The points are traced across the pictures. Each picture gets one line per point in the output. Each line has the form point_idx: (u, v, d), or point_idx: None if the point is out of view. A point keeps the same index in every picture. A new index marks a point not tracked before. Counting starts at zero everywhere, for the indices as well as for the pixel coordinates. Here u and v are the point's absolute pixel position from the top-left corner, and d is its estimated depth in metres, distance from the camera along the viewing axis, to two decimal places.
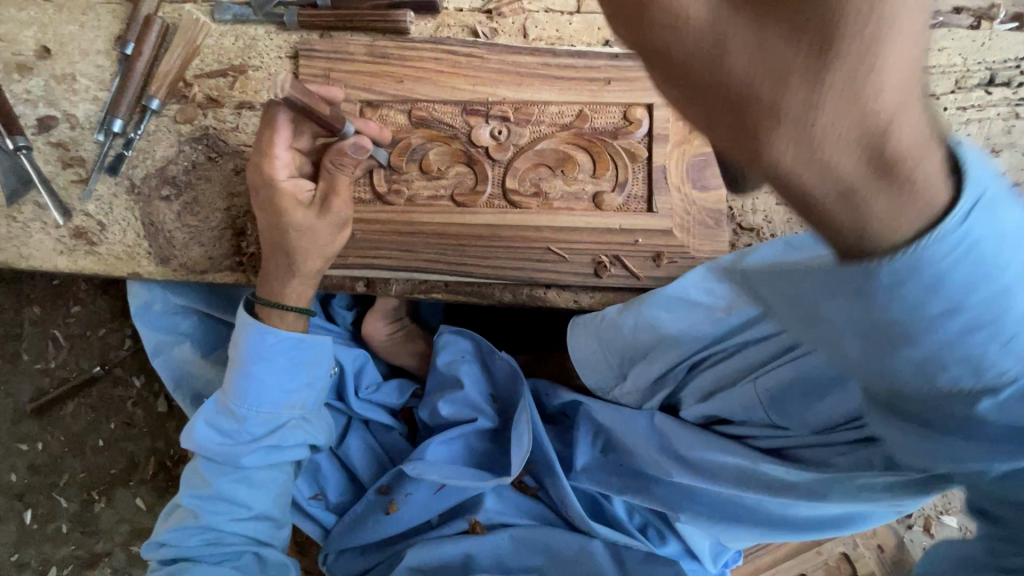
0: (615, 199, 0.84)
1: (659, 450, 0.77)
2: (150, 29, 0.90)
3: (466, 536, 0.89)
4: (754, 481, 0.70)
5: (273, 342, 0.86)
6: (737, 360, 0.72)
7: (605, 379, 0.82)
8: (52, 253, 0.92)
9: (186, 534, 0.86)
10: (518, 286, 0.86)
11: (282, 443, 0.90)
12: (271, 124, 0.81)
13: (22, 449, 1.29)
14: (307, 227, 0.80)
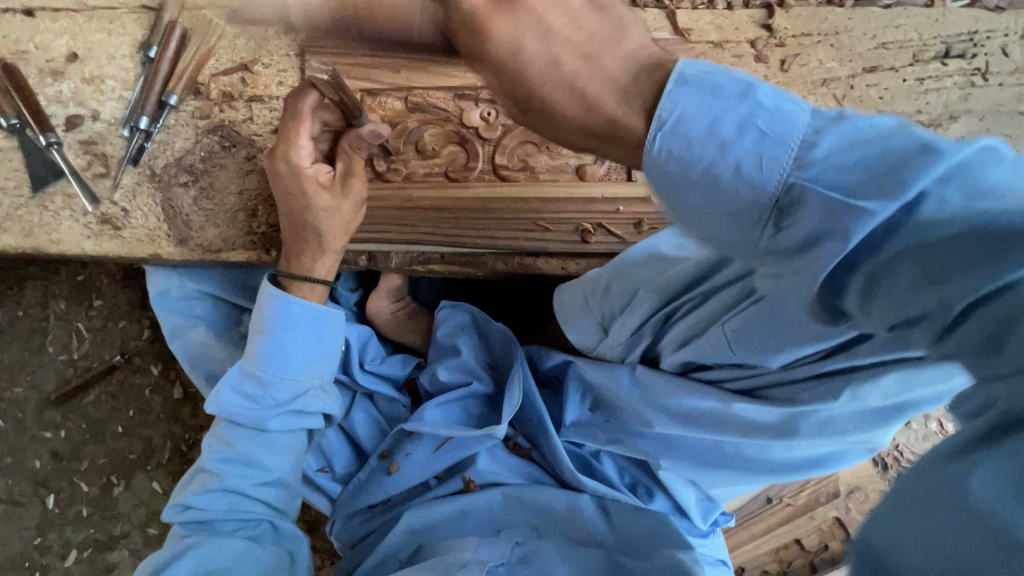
0: (597, 170, 0.90)
1: (641, 400, 0.86)
2: (171, 36, 0.99)
3: (462, 494, 0.98)
4: (728, 422, 0.78)
5: (299, 311, 0.91)
6: (704, 308, 0.77)
7: (590, 335, 0.92)
8: (81, 239, 1.01)
9: (211, 498, 0.89)
10: (509, 255, 0.92)
11: (304, 409, 0.95)
12: (296, 117, 0.85)
13: (46, 437, 1.35)
14: (332, 208, 0.87)
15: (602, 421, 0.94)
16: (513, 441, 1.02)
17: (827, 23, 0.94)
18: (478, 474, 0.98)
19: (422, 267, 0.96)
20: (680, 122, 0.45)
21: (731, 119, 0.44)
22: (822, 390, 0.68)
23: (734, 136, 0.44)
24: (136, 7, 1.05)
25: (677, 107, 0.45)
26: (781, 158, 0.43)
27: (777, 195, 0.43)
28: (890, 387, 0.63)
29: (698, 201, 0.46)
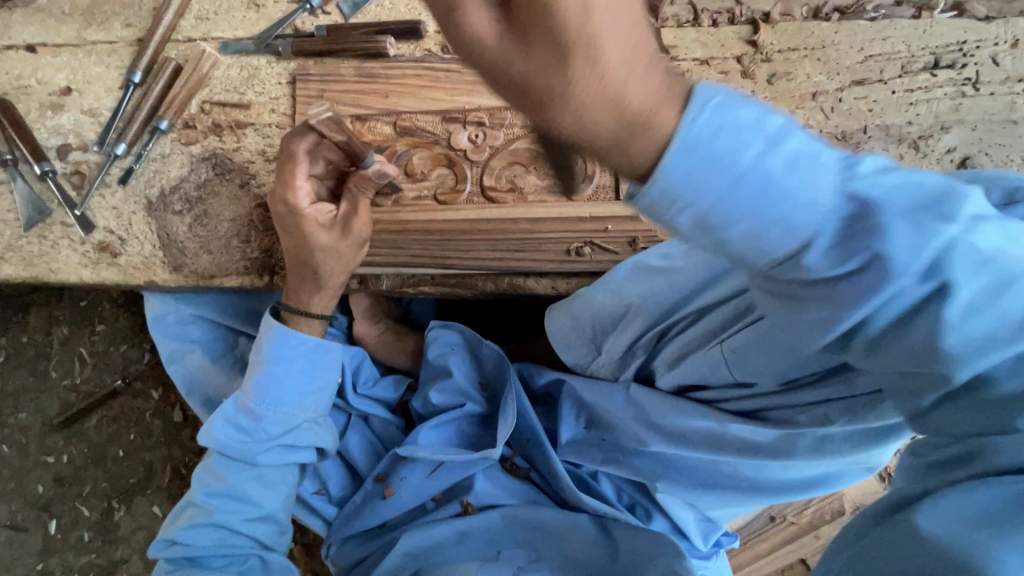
0: (586, 189, 0.90)
1: (636, 420, 0.85)
2: (164, 70, 1.02)
3: (459, 517, 0.97)
4: (724, 442, 0.77)
5: (296, 344, 0.92)
6: (700, 324, 0.78)
7: (583, 355, 0.92)
8: (78, 267, 1.02)
9: (202, 532, 0.88)
10: (499, 275, 0.92)
11: (297, 442, 0.95)
12: (292, 158, 0.85)
13: (48, 462, 1.36)
14: (331, 248, 0.86)
15: (598, 439, 0.93)
16: (511, 462, 1.00)
17: (813, 37, 0.93)
18: (475, 495, 0.97)
19: (413, 289, 0.97)
20: (720, 138, 0.40)
21: (763, 144, 0.41)
22: (818, 414, 0.67)
23: (773, 158, 0.41)
24: (133, 40, 1.08)
25: (705, 123, 0.40)
26: (827, 181, 0.42)
27: (826, 220, 0.42)
28: (888, 411, 0.61)
29: (746, 228, 0.42)
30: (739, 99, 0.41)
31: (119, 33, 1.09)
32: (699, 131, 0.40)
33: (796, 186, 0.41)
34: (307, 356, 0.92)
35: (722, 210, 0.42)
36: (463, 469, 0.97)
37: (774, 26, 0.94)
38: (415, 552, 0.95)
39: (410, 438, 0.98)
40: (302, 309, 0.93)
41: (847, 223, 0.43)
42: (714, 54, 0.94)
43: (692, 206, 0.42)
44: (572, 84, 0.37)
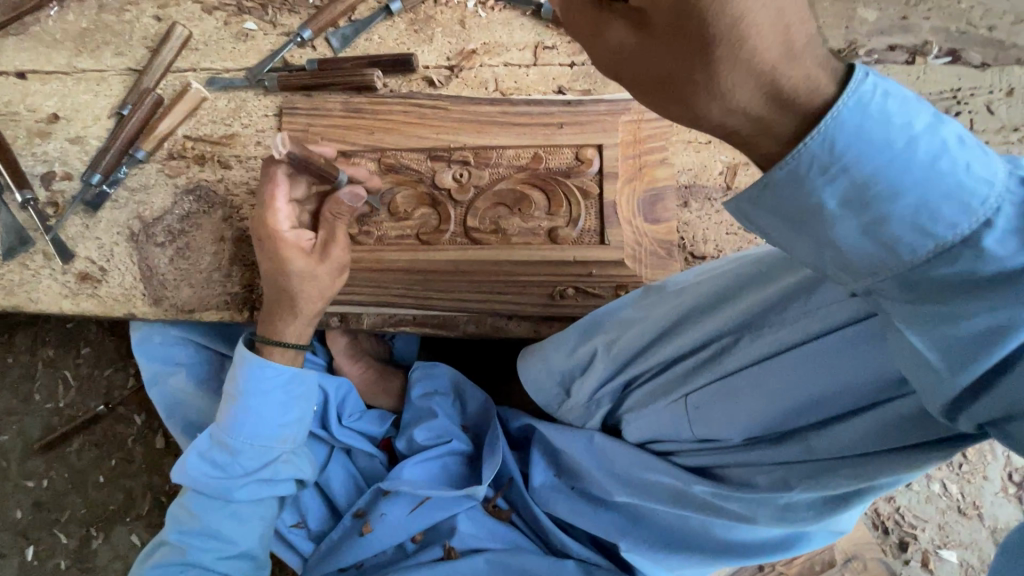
0: (570, 233, 0.88)
1: (599, 472, 0.82)
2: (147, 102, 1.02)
3: (441, 562, 0.92)
4: (684, 499, 0.75)
5: (270, 374, 0.87)
6: (666, 373, 0.75)
7: (553, 398, 0.87)
8: (59, 297, 1.01)
9: (171, 573, 0.82)
10: (481, 317, 0.90)
11: (275, 476, 0.89)
12: (271, 180, 0.85)
13: (28, 486, 1.35)
14: (309, 273, 0.84)
15: (566, 487, 0.90)
16: (493, 503, 0.98)
17: None
18: (458, 538, 0.93)
19: (393, 328, 0.94)
20: (874, 126, 0.40)
21: (923, 131, 0.40)
22: (778, 475, 0.67)
23: (912, 159, 0.39)
24: (122, 70, 1.08)
25: (869, 91, 0.40)
26: (962, 174, 0.39)
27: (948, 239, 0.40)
28: (837, 487, 0.62)
29: (853, 233, 0.42)
30: (890, 102, 0.40)
31: (109, 61, 1.09)
32: (828, 173, 0.41)
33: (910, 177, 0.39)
34: (284, 385, 0.88)
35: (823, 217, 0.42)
36: (446, 508, 0.94)
37: None
38: None
39: (394, 472, 0.96)
40: (277, 339, 0.89)
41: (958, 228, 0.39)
42: None
43: (784, 207, 0.44)
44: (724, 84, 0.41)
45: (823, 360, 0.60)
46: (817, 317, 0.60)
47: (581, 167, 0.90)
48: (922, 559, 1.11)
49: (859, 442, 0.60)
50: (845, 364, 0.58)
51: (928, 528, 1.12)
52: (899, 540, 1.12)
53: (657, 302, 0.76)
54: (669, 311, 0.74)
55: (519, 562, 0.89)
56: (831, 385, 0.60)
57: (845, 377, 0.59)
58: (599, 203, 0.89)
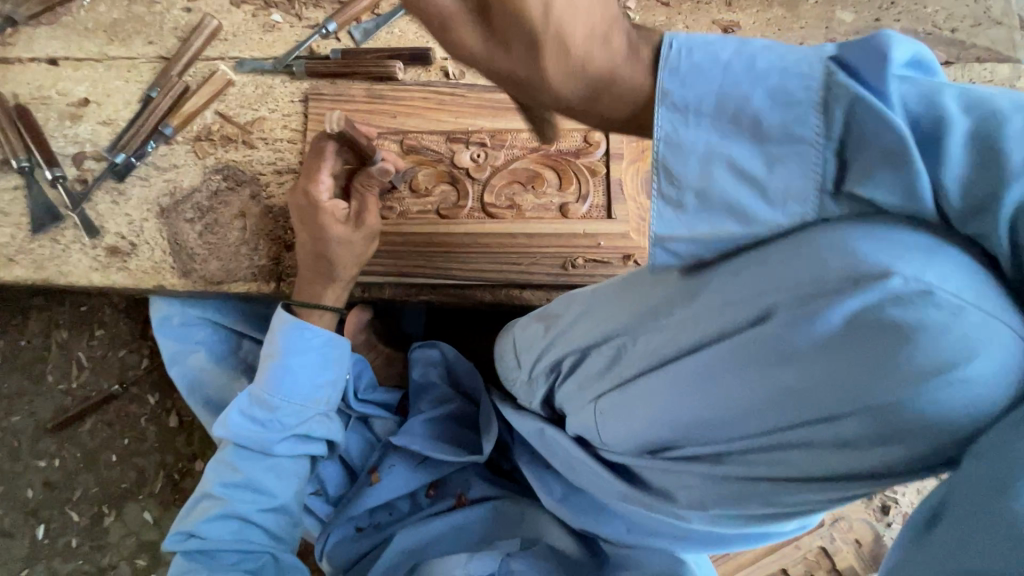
0: (580, 208, 0.96)
1: (556, 458, 0.88)
2: (177, 91, 1.08)
3: (454, 509, 1.00)
4: (626, 493, 0.76)
5: (310, 338, 0.95)
6: (581, 370, 0.74)
7: (507, 371, 0.94)
8: (88, 270, 1.06)
9: (220, 524, 0.89)
10: (497, 287, 0.97)
11: (310, 434, 0.96)
12: (320, 154, 0.93)
13: (40, 466, 1.37)
14: (346, 240, 0.92)
15: (542, 464, 0.96)
16: (496, 463, 1.08)
17: None
18: (472, 489, 1.01)
19: (415, 299, 1.01)
20: (694, 72, 0.45)
21: (748, 77, 0.44)
22: (698, 484, 0.66)
23: (749, 94, 0.43)
24: (153, 58, 1.14)
25: (678, 52, 0.45)
26: (797, 99, 0.42)
27: (819, 144, 0.43)
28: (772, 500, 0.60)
29: (769, 177, 0.44)
30: (703, 50, 0.45)
31: (140, 50, 1.15)
32: (696, 131, 0.45)
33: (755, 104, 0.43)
34: (323, 349, 0.95)
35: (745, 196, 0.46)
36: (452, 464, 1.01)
37: None
38: (411, 549, 0.97)
39: (403, 429, 1.03)
40: (316, 303, 0.96)
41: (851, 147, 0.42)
42: None
43: (699, 221, 0.48)
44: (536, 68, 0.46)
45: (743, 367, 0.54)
46: (703, 326, 0.57)
47: (588, 149, 0.98)
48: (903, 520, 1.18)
49: (816, 458, 0.54)
50: (787, 370, 0.51)
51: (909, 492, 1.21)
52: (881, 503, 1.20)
53: (584, 301, 0.75)
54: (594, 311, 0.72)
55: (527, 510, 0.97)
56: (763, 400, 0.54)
57: (776, 394, 0.53)
58: (605, 182, 0.97)
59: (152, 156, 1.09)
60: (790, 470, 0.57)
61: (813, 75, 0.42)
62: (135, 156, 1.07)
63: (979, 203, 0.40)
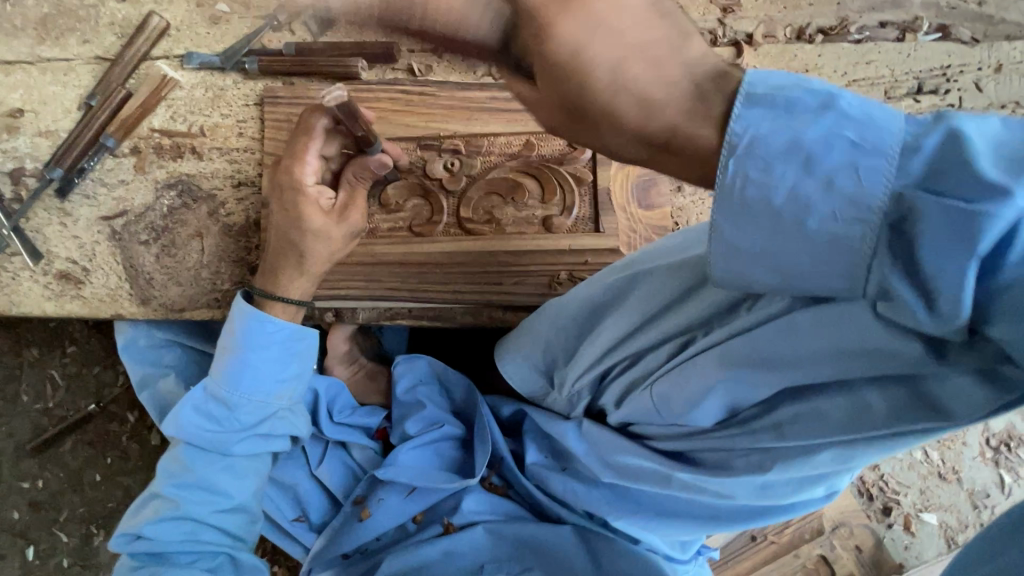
0: (565, 222, 0.88)
1: (589, 457, 0.80)
2: (114, 99, 0.97)
3: (442, 537, 0.92)
4: (670, 480, 0.72)
5: (268, 330, 0.87)
6: (638, 366, 0.72)
7: (537, 387, 0.86)
8: (41, 300, 0.99)
9: (169, 526, 0.84)
10: (478, 309, 0.90)
11: (271, 432, 0.90)
12: (308, 131, 0.84)
13: (24, 487, 1.33)
14: (325, 232, 0.84)
15: (557, 466, 0.90)
16: (488, 480, 0.97)
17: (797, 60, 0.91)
18: (459, 516, 0.93)
19: (390, 322, 0.93)
20: (751, 153, 0.41)
21: (800, 164, 0.40)
22: (755, 460, 0.65)
23: (810, 181, 0.40)
24: (90, 58, 1.03)
25: (749, 113, 0.41)
26: (877, 183, 0.39)
27: (879, 226, 0.40)
28: (825, 461, 0.60)
29: (801, 252, 0.42)
30: (778, 119, 0.41)
31: (76, 50, 1.03)
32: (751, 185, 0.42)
33: (823, 194, 0.40)
34: (280, 342, 0.87)
35: (767, 244, 0.43)
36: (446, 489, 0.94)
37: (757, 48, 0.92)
38: None
39: (389, 461, 0.94)
40: (281, 294, 0.88)
41: (907, 229, 0.39)
42: None
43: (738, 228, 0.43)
44: (613, 110, 0.42)
45: (818, 331, 0.54)
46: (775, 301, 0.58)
47: (574, 154, 0.88)
48: (905, 522, 1.16)
49: (878, 420, 0.54)
50: (846, 323, 0.52)
51: (911, 493, 1.18)
52: (883, 506, 1.17)
53: (637, 286, 0.72)
54: (655, 287, 0.70)
55: (521, 533, 0.91)
56: (834, 360, 0.55)
57: (846, 356, 0.54)
58: (592, 190, 0.88)
59: (97, 171, 1.00)
60: (852, 431, 0.56)
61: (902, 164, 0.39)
62: (75, 172, 0.98)
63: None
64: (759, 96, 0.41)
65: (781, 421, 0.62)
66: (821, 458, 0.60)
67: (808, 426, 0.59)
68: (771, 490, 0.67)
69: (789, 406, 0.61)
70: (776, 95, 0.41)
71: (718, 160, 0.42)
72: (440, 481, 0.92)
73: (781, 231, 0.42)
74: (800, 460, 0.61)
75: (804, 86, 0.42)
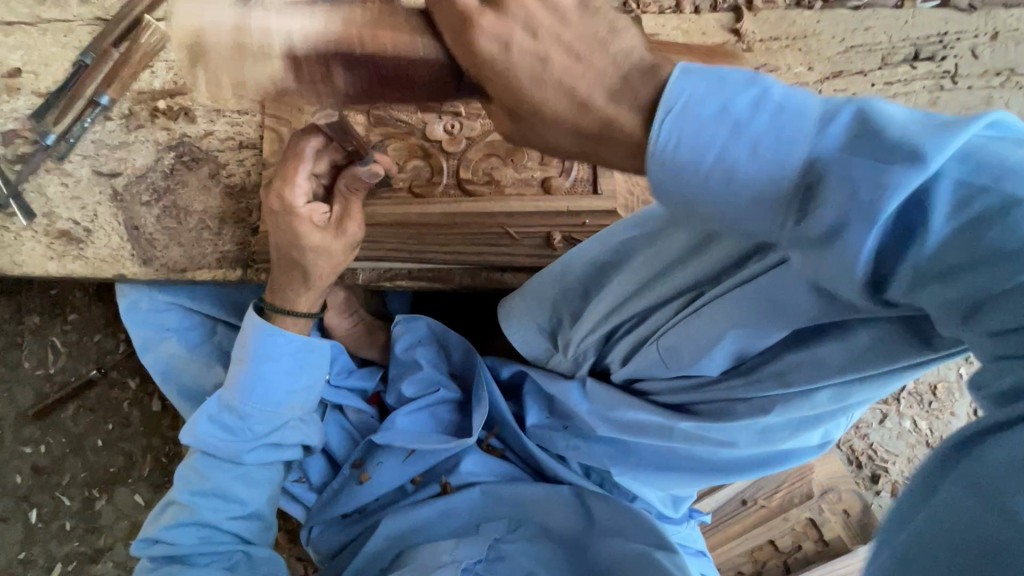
0: (563, 183, 0.89)
1: (591, 415, 0.82)
2: (105, 60, 0.98)
3: (439, 498, 0.95)
4: (672, 433, 0.75)
5: (280, 343, 0.89)
6: (645, 324, 0.74)
7: (541, 349, 0.88)
8: (43, 260, 1.00)
9: (185, 531, 0.86)
10: (476, 270, 0.93)
11: (283, 441, 0.92)
12: (297, 155, 0.81)
13: (26, 452, 1.35)
14: (324, 248, 0.83)
15: (560, 426, 0.91)
16: (487, 442, 0.98)
17: (796, 27, 0.92)
18: (457, 478, 0.95)
19: (390, 282, 0.97)
20: (681, 135, 0.40)
21: (725, 127, 0.40)
22: (755, 404, 0.67)
23: (735, 137, 0.39)
24: (90, 19, 1.02)
25: (677, 91, 0.41)
26: (793, 147, 0.38)
27: (789, 191, 0.39)
28: (823, 401, 0.62)
29: (718, 199, 0.41)
30: (708, 92, 0.41)
31: (76, 11, 1.03)
32: (674, 153, 0.41)
33: (747, 160, 0.39)
34: (294, 353, 0.89)
35: (693, 186, 0.41)
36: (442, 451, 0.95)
37: (757, 14, 0.92)
38: (400, 535, 0.93)
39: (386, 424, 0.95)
40: (288, 308, 0.90)
41: (809, 192, 0.39)
42: (695, 42, 0.93)
43: (665, 185, 0.42)
44: (541, 107, 0.45)
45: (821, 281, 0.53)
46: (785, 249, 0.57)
47: None
48: (892, 489, 1.18)
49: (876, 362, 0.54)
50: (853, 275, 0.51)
51: (899, 461, 1.20)
52: (871, 473, 1.19)
53: (644, 248, 0.73)
54: (659, 250, 0.70)
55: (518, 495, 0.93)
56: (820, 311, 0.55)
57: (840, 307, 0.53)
58: None
59: (98, 132, 1.00)
60: (856, 368, 0.56)
61: (817, 132, 0.38)
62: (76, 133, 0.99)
63: (961, 253, 0.36)
64: (686, 77, 0.42)
65: (782, 368, 0.63)
66: (820, 396, 0.61)
67: (803, 366, 0.61)
68: (773, 432, 0.69)
69: (791, 355, 0.62)
70: (704, 77, 0.41)
71: (650, 132, 0.41)
72: (436, 442, 0.92)
73: (710, 200, 0.41)
74: (796, 401, 0.63)
75: (728, 69, 0.42)
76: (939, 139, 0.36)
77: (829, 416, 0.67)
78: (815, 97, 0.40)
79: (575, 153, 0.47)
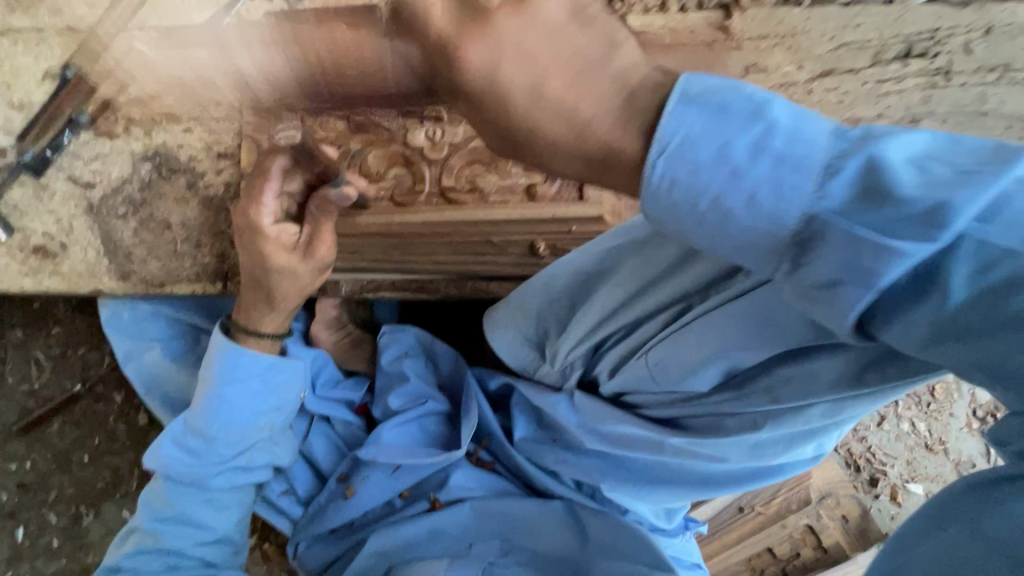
0: (549, 189, 0.86)
1: (580, 428, 0.79)
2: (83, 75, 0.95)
3: (428, 516, 0.92)
4: (662, 448, 0.72)
5: (244, 365, 0.85)
6: (633, 337, 0.72)
7: (528, 360, 0.85)
8: (19, 275, 0.97)
9: (147, 558, 0.84)
10: (461, 280, 0.90)
11: (250, 463, 0.91)
12: (263, 173, 0.76)
13: (11, 469, 1.33)
14: (289, 269, 0.81)
15: (549, 440, 0.89)
16: (476, 455, 0.97)
17: (785, 24, 0.89)
18: (445, 494, 0.93)
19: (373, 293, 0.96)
20: (678, 172, 0.38)
21: (723, 170, 0.37)
22: (747, 419, 0.65)
23: (735, 182, 0.37)
24: (63, 28, 1.00)
25: (675, 118, 0.38)
26: (796, 193, 0.36)
27: (791, 237, 0.37)
28: (817, 415, 0.59)
29: (713, 238, 0.39)
30: (711, 124, 0.38)
31: (48, 20, 1.00)
32: (669, 191, 0.39)
33: (748, 201, 0.37)
34: (262, 375, 0.87)
35: (688, 227, 0.40)
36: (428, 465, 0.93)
37: (745, 11, 0.90)
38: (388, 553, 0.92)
39: (371, 438, 0.93)
40: (258, 326, 0.87)
41: (811, 243, 0.37)
42: (682, 41, 0.90)
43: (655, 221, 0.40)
44: (542, 122, 0.40)
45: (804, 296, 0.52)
46: None
47: None
48: (892, 493, 1.16)
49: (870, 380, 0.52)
50: None
51: (898, 464, 1.18)
52: (870, 477, 1.17)
53: (630, 259, 0.71)
54: (650, 262, 0.68)
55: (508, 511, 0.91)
56: (813, 328, 0.53)
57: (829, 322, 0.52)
58: None
59: (72, 145, 0.98)
60: (848, 386, 0.53)
61: (822, 177, 0.36)
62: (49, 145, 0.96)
63: (971, 312, 0.34)
64: (683, 103, 0.38)
65: (773, 383, 0.61)
66: (813, 411, 0.59)
67: (795, 383, 0.59)
68: (766, 447, 0.67)
69: (782, 369, 0.60)
70: (703, 102, 0.38)
71: (645, 162, 0.39)
72: (422, 456, 0.90)
73: (706, 237, 0.39)
74: (789, 416, 0.61)
75: (730, 93, 0.39)
76: (957, 195, 0.33)
77: (823, 429, 0.65)
78: (827, 134, 0.37)
79: (579, 175, 0.42)
